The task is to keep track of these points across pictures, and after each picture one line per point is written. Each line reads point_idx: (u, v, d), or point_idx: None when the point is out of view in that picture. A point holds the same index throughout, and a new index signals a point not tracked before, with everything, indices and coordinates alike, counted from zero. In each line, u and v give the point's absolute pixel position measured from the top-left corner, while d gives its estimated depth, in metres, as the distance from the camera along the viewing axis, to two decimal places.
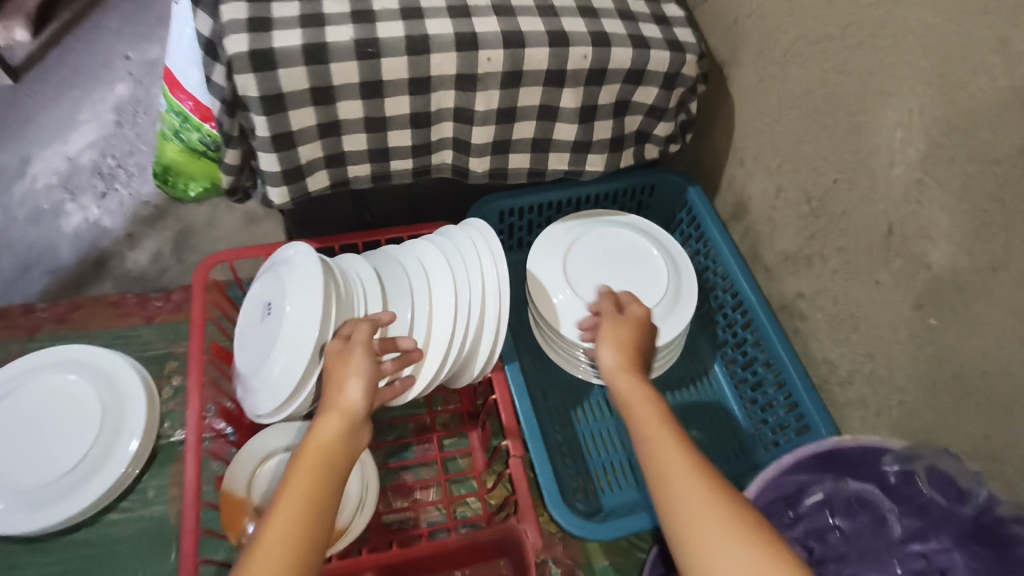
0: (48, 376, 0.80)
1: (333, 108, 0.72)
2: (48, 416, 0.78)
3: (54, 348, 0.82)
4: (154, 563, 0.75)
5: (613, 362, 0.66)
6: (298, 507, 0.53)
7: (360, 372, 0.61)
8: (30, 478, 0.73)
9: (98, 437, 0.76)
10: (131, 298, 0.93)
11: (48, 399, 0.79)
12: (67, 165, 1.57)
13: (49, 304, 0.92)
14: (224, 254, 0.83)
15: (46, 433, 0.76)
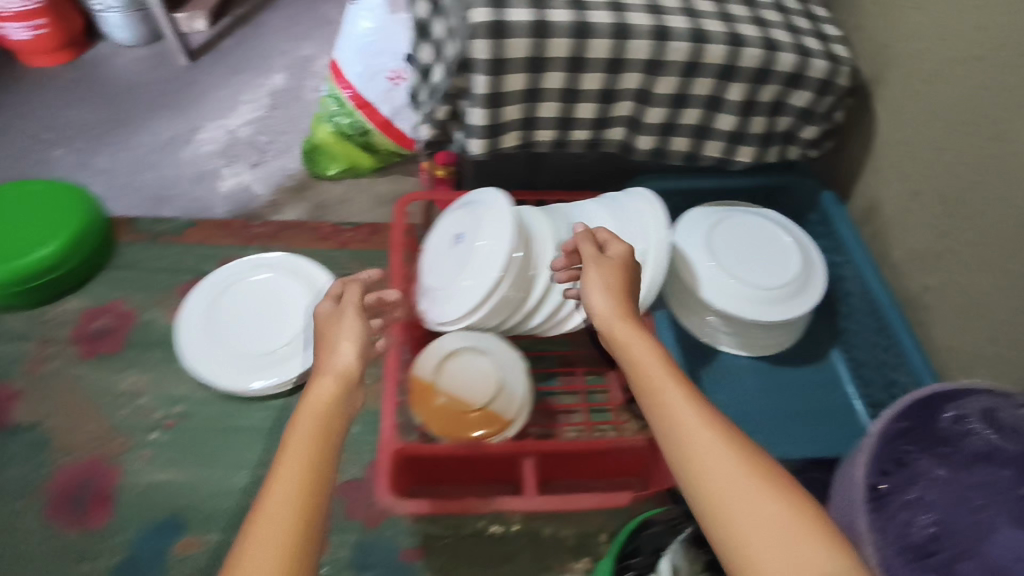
0: (259, 274, 0.96)
1: (539, 77, 0.87)
2: (260, 304, 0.94)
3: (276, 253, 0.99)
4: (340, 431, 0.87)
5: (606, 309, 0.63)
6: (305, 475, 0.47)
7: (351, 334, 0.59)
8: (251, 349, 0.90)
9: (304, 324, 0.92)
10: (326, 227, 1.09)
11: (259, 292, 0.95)
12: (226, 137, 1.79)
13: (262, 222, 1.09)
14: (420, 193, 0.99)
15: (260, 318, 0.92)
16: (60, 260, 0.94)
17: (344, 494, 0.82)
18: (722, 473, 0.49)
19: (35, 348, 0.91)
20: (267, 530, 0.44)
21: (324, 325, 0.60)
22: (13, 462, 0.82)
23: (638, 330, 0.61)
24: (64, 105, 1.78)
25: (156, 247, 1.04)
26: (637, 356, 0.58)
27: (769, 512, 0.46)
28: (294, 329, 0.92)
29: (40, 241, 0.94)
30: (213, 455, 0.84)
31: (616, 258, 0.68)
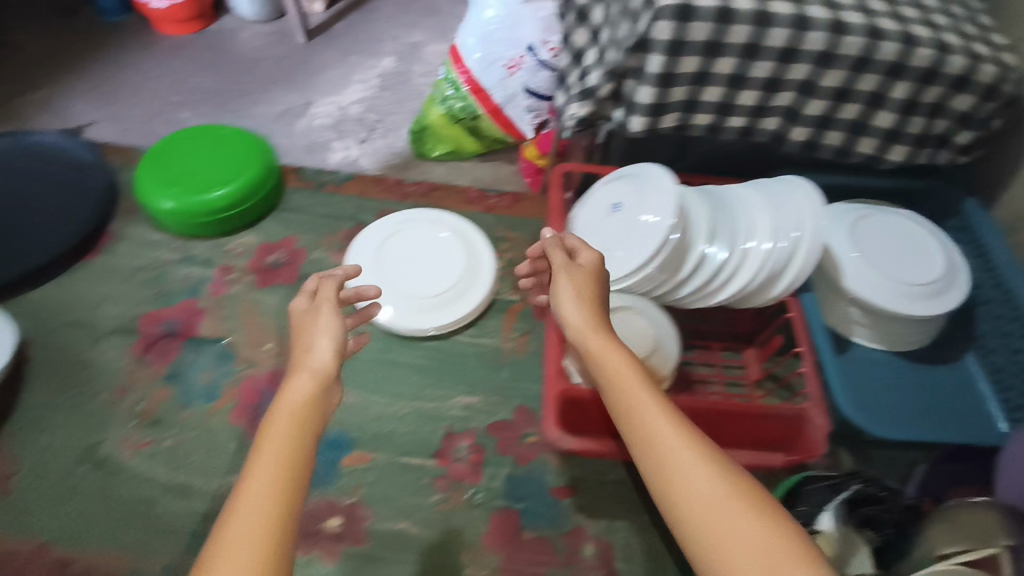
0: (420, 227, 1.03)
1: (713, 61, 0.91)
2: (422, 253, 1.01)
3: (433, 210, 1.05)
4: (491, 375, 0.94)
5: (579, 322, 0.63)
6: (284, 477, 0.47)
7: (331, 334, 0.59)
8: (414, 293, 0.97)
9: (463, 275, 0.99)
10: (473, 192, 1.16)
11: (420, 242, 1.02)
12: (336, 113, 1.89)
13: (415, 182, 1.16)
14: (575, 165, 1.05)
15: (422, 266, 0.99)
16: (243, 196, 1.03)
17: (496, 432, 0.88)
18: (696, 492, 0.49)
19: (216, 274, 1.00)
20: (242, 543, 0.43)
21: (297, 327, 0.60)
22: (203, 369, 0.90)
23: (609, 339, 0.62)
24: (182, 64, 1.85)
25: (319, 195, 1.13)
26: (615, 371, 0.58)
27: (741, 532, 0.46)
28: (453, 279, 0.98)
29: (228, 178, 1.03)
30: (377, 383, 0.91)
31: (589, 264, 0.69)
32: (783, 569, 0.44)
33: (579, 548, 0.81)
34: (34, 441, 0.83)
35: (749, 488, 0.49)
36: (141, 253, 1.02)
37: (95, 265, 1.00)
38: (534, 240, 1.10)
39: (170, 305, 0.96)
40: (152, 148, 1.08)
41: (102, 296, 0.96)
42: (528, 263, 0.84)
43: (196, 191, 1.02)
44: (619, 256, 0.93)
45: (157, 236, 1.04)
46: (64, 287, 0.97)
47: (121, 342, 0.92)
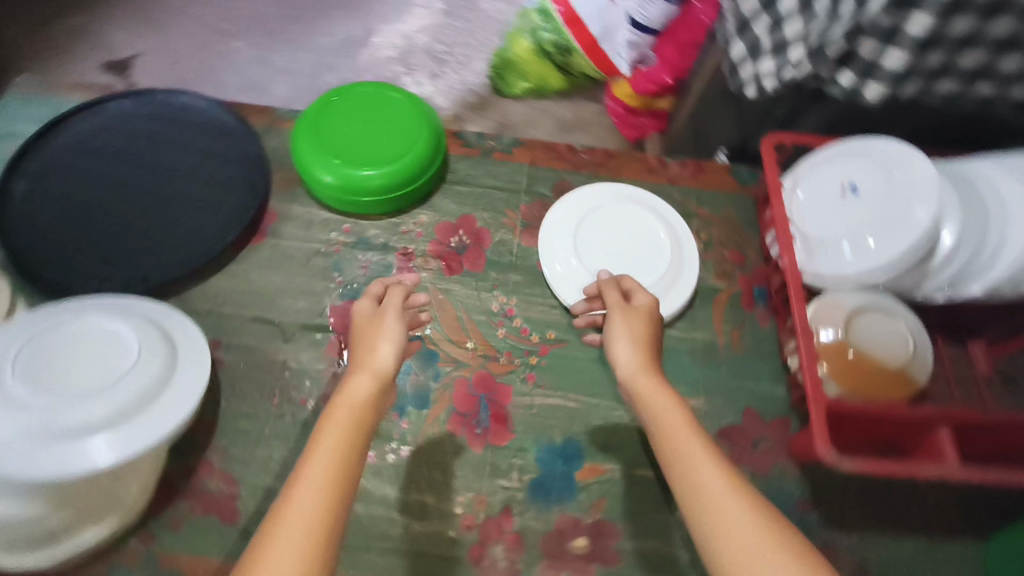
0: (617, 207, 0.94)
1: (990, 22, 0.78)
2: (619, 238, 0.92)
3: (628, 187, 0.96)
4: (711, 373, 0.88)
5: (632, 362, 0.65)
6: (335, 477, 0.52)
7: (391, 335, 0.64)
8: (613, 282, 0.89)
9: (668, 266, 0.90)
10: (653, 159, 1.05)
11: (617, 225, 0.93)
12: (403, 43, 1.68)
13: (588, 148, 1.05)
14: (787, 135, 0.94)
15: (621, 252, 0.91)
16: (416, 172, 0.93)
17: (727, 438, 0.84)
18: (734, 533, 0.50)
19: (398, 259, 0.92)
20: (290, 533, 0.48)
21: (363, 325, 0.66)
22: (410, 371, 0.83)
23: (660, 383, 0.63)
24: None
25: (487, 163, 1.01)
26: (662, 409, 0.60)
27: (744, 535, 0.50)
28: (657, 271, 0.89)
29: (401, 152, 0.92)
30: (594, 385, 0.85)
31: (643, 308, 0.71)
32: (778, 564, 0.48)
33: (835, 565, 0.77)
34: (250, 456, 0.77)
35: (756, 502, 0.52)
36: (311, 236, 0.92)
37: (266, 250, 0.90)
38: (728, 218, 1.01)
39: (357, 297, 0.88)
40: (314, 102, 0.96)
41: (281, 287, 0.88)
42: (583, 300, 0.85)
43: (367, 164, 0.91)
44: (863, 244, 0.83)
45: (323, 214, 0.94)
46: (238, 277, 0.87)
47: (315, 341, 0.84)
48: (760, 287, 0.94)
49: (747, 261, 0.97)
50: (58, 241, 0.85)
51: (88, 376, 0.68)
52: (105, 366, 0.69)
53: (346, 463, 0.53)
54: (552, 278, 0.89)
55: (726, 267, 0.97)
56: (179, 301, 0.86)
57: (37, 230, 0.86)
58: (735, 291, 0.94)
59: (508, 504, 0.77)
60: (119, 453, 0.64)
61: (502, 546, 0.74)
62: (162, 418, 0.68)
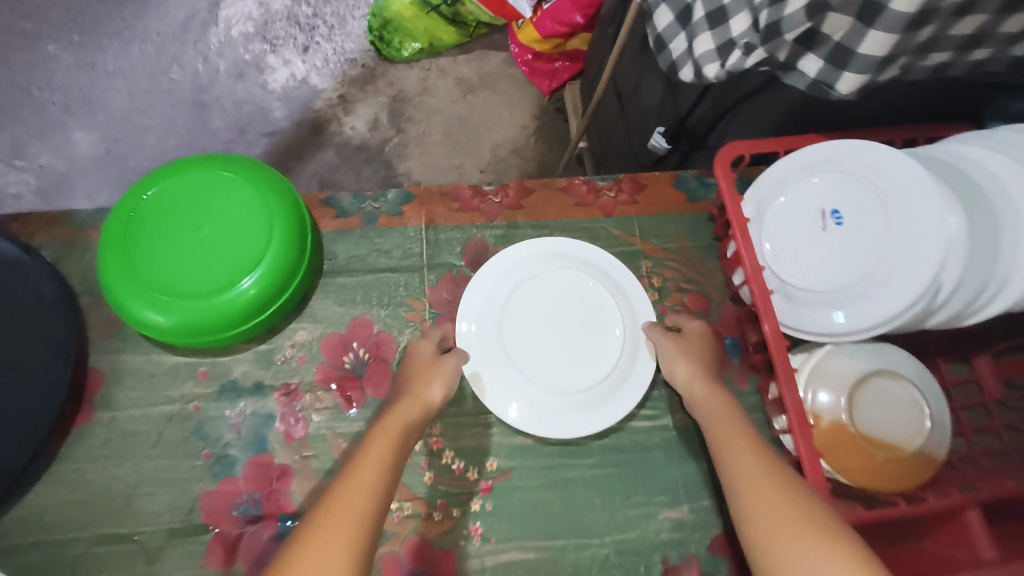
0: (556, 273, 0.74)
1: None
2: (561, 317, 0.73)
3: (558, 241, 0.75)
4: (692, 469, 0.72)
5: (688, 378, 0.67)
6: (383, 471, 0.56)
7: (442, 371, 0.67)
8: (556, 383, 0.70)
9: (622, 351, 0.71)
10: (580, 185, 0.83)
11: (557, 299, 0.74)
12: (260, 12, 1.54)
13: (498, 186, 0.82)
14: (742, 146, 0.73)
15: (565, 338, 0.72)
16: (278, 286, 0.69)
17: (722, 552, 0.69)
18: (769, 513, 0.51)
19: (280, 402, 0.70)
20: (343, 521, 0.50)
21: (417, 367, 0.67)
22: None
23: (720, 393, 0.65)
24: None
25: (372, 236, 0.78)
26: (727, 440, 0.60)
27: (758, 496, 0.53)
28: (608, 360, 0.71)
29: (252, 262, 0.69)
30: (555, 521, 0.68)
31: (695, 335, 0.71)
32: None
33: None
34: None
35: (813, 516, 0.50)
36: (155, 396, 0.69)
37: (97, 432, 0.68)
38: (683, 250, 0.81)
39: (235, 472, 0.67)
40: (123, 198, 0.71)
41: (130, 481, 0.66)
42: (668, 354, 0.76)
43: (211, 287, 0.68)
44: (863, 285, 0.66)
45: (166, 359, 0.71)
46: (66, 481, 0.65)
47: (190, 551, 0.64)
48: (732, 338, 0.77)
49: (714, 306, 0.78)
50: None
51: None
52: None
53: (387, 464, 0.57)
54: (471, 373, 0.69)
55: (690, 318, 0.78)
56: None
57: None
58: None
59: None
60: None
61: None
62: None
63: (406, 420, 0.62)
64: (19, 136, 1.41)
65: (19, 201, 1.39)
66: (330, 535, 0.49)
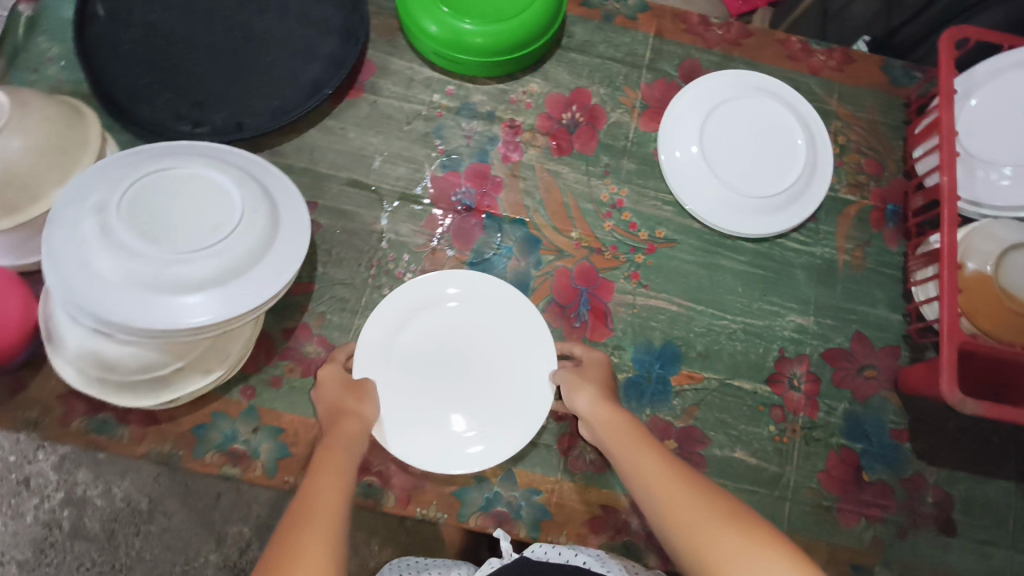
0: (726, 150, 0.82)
1: None
2: (768, 160, 0.82)
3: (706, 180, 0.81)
4: (825, 292, 0.82)
5: (588, 403, 0.66)
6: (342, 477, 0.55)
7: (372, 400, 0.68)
8: (737, 228, 0.81)
9: (750, 223, 0.81)
10: (795, 42, 0.91)
11: (727, 169, 0.81)
12: None
13: (723, 22, 0.92)
14: (971, 30, 0.79)
15: (763, 179, 0.81)
16: (507, 44, 0.81)
17: (832, 361, 0.79)
18: (687, 516, 0.50)
19: (504, 132, 0.84)
20: (319, 512, 0.50)
21: (333, 392, 0.68)
22: (510, 256, 0.79)
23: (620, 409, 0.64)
24: None
25: (607, 31, 0.90)
26: (636, 462, 0.57)
27: (667, 491, 0.53)
28: (792, 216, 0.81)
29: (492, 15, 0.80)
30: (699, 291, 0.81)
31: (592, 367, 0.71)
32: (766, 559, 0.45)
33: (921, 496, 0.76)
34: (348, 325, 0.76)
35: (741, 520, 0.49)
36: (411, 95, 0.84)
37: (364, 106, 0.83)
38: (873, 122, 0.89)
39: (459, 170, 0.82)
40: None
41: (379, 150, 0.82)
42: (850, 186, 0.86)
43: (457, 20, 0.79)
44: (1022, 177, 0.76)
45: (424, 71, 0.85)
46: (334, 133, 0.82)
47: (415, 212, 0.80)
48: (892, 204, 0.85)
49: (885, 174, 0.87)
50: (144, 74, 0.80)
51: (193, 225, 0.65)
52: (214, 217, 0.66)
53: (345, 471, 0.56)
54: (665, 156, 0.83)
55: (864, 178, 0.86)
56: (272, 154, 0.81)
57: (121, 57, 0.80)
58: (867, 206, 0.85)
59: None
60: (217, 312, 0.65)
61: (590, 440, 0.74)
62: (237, 301, 0.66)
63: (354, 428, 0.63)
64: None
65: None
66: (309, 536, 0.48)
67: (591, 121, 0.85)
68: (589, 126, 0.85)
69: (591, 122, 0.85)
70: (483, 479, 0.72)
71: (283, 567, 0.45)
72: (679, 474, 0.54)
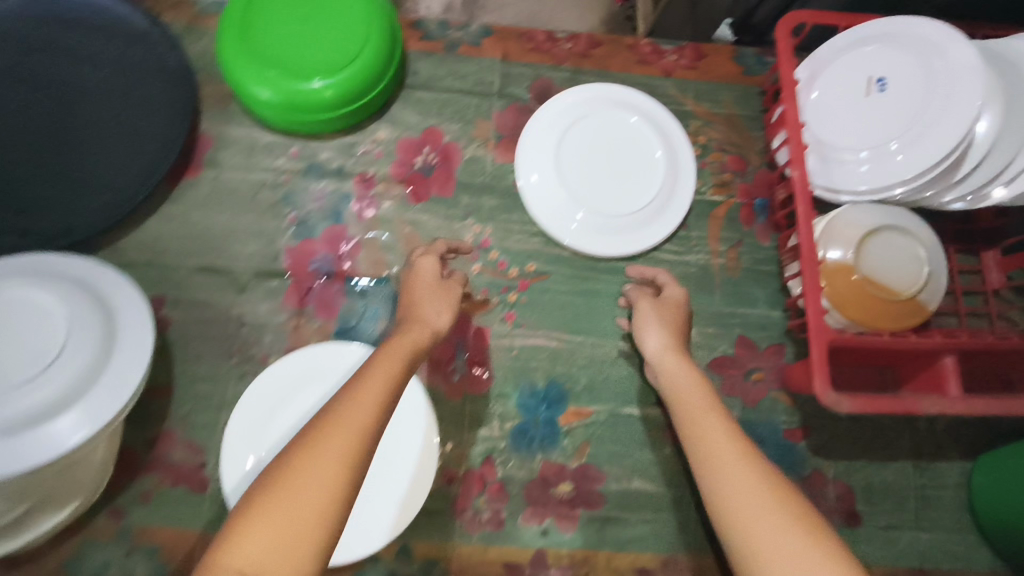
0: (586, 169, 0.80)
1: None
2: (627, 179, 0.80)
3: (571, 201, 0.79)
4: (704, 301, 0.81)
5: (660, 346, 0.66)
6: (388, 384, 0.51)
7: (436, 294, 0.65)
8: (607, 248, 0.79)
9: (621, 238, 0.79)
10: (646, 45, 0.90)
11: (590, 187, 0.80)
12: None
13: (570, 35, 0.89)
14: (806, 14, 0.78)
15: (621, 199, 0.80)
16: (352, 92, 0.78)
17: (719, 370, 0.79)
18: (738, 485, 0.48)
19: (356, 187, 0.80)
20: (349, 418, 0.46)
21: (421, 287, 0.66)
22: (377, 319, 0.77)
23: (688, 364, 0.64)
24: None
25: (452, 61, 0.86)
26: (699, 416, 0.56)
27: (722, 455, 0.51)
28: (656, 233, 0.80)
29: (319, 70, 0.76)
30: (578, 321, 0.79)
31: (672, 302, 0.71)
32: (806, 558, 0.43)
33: (821, 493, 0.76)
34: (216, 423, 0.72)
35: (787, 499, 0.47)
36: (253, 164, 0.80)
37: (203, 184, 0.79)
38: (731, 117, 0.88)
39: (313, 236, 0.78)
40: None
41: (225, 229, 0.78)
42: (716, 187, 0.85)
43: (289, 79, 0.76)
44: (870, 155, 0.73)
45: (263, 135, 0.81)
46: (174, 218, 0.77)
47: (272, 288, 0.76)
48: (760, 198, 0.85)
49: (749, 169, 0.86)
50: None
51: (22, 355, 0.64)
52: (43, 342, 0.65)
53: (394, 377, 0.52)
54: (524, 182, 0.80)
55: (728, 175, 0.86)
56: (109, 252, 0.76)
57: None
58: (734, 205, 0.85)
59: (490, 455, 0.74)
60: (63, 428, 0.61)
61: (485, 497, 0.72)
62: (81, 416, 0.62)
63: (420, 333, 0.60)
64: None
65: None
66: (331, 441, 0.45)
67: (445, 161, 0.82)
68: (445, 166, 0.82)
69: (445, 162, 0.82)
70: (378, 559, 0.70)
71: (291, 480, 0.43)
72: (737, 439, 0.53)
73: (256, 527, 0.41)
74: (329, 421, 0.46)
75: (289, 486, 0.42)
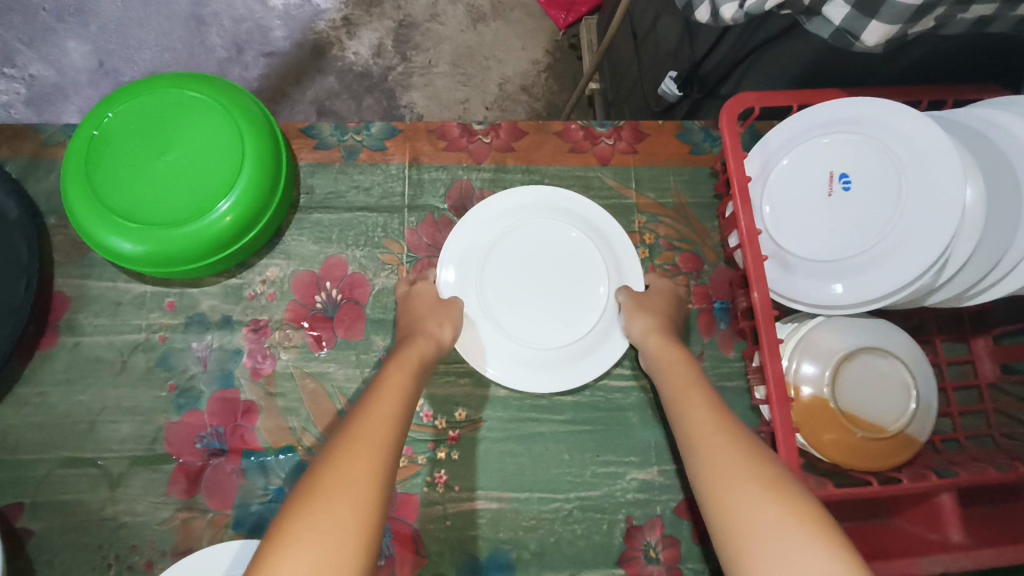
0: (518, 288, 0.69)
1: None
2: (557, 306, 0.69)
3: (505, 330, 0.68)
4: (664, 432, 0.70)
5: (644, 327, 0.65)
6: (398, 404, 0.52)
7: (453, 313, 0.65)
8: (554, 382, 0.67)
9: (569, 363, 0.68)
10: (576, 130, 0.78)
11: (527, 309, 0.69)
12: None
13: (489, 126, 0.78)
14: (750, 98, 0.68)
15: (548, 328, 0.69)
16: (252, 217, 0.66)
17: (688, 515, 0.68)
18: (725, 462, 0.49)
19: (249, 338, 0.69)
20: (368, 432, 0.47)
21: (422, 309, 0.65)
22: (280, 501, 0.64)
23: (677, 348, 0.63)
24: None
25: (351, 171, 0.74)
26: (688, 405, 0.56)
27: (712, 439, 0.51)
28: (571, 376, 0.67)
29: (177, 220, 0.64)
30: (522, 474, 0.68)
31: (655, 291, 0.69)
32: (788, 527, 0.42)
33: None
34: None
35: (769, 469, 0.48)
36: (124, 323, 0.68)
37: (61, 356, 0.67)
38: (679, 208, 0.77)
39: (200, 406, 0.66)
40: (85, 118, 0.67)
41: (93, 407, 0.65)
42: None
43: (157, 224, 0.64)
44: (841, 261, 0.63)
45: (133, 287, 0.69)
46: (30, 403, 0.65)
47: (153, 479, 0.64)
48: (718, 301, 0.74)
49: (703, 268, 0.76)
50: None
51: None
52: None
53: (405, 394, 0.53)
54: (443, 286, 0.68)
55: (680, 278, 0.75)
56: None
57: None
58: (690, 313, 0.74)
59: None
60: None
61: None
62: None
63: (425, 347, 0.60)
64: (8, 40, 1.24)
65: (8, 112, 1.24)
66: (356, 452, 0.45)
67: (351, 298, 0.71)
68: (352, 302, 0.71)
69: (352, 297, 0.71)
70: None
71: (322, 484, 0.43)
72: (723, 421, 0.53)
73: (297, 531, 0.40)
74: (351, 434, 0.47)
75: (325, 486, 0.43)
